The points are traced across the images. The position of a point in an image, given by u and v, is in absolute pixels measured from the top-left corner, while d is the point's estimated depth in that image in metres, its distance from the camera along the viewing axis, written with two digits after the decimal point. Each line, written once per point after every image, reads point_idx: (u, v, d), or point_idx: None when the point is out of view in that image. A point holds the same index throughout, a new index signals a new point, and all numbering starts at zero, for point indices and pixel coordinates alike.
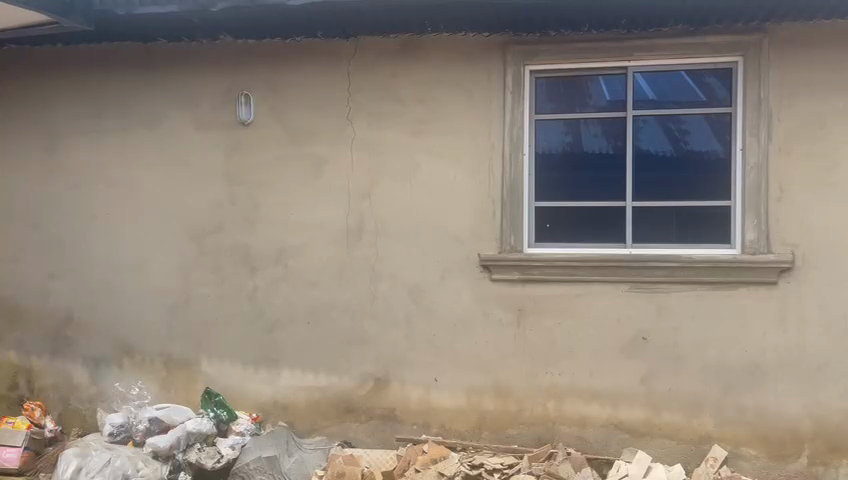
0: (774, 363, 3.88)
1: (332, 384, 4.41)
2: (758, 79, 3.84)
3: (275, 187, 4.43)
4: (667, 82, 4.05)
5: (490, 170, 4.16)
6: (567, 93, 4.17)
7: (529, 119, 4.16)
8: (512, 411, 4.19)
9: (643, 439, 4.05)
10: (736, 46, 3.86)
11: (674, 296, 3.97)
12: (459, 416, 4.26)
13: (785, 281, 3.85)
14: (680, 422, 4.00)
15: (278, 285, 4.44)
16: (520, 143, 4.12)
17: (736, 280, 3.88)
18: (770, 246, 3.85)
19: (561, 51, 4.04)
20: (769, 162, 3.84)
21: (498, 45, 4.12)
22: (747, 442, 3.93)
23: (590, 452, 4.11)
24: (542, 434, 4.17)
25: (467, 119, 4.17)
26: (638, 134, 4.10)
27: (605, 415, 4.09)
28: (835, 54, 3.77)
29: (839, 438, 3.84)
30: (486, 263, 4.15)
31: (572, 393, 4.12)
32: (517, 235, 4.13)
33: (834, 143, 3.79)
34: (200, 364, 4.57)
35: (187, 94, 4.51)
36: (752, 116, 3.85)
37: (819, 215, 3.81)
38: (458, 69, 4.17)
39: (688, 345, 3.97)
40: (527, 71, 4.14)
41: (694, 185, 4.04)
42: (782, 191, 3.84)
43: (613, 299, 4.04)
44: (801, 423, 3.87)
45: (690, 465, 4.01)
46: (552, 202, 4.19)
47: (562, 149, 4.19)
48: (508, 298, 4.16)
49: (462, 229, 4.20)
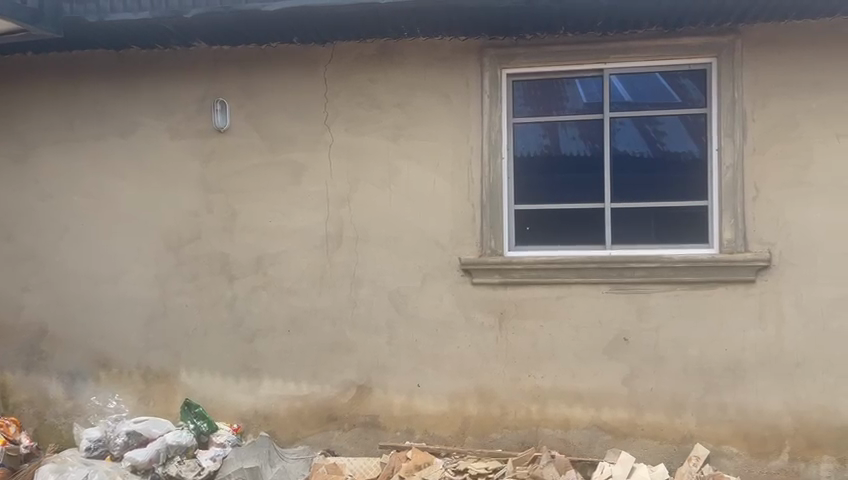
0: (753, 360, 3.92)
1: (315, 393, 4.36)
2: (732, 79, 3.88)
3: (252, 194, 4.38)
4: (642, 84, 4.08)
5: (470, 175, 4.16)
6: (544, 96, 4.18)
7: (507, 122, 4.16)
8: (496, 416, 4.18)
9: (626, 440, 4.06)
10: (710, 48, 3.90)
11: (654, 297, 3.99)
12: (442, 421, 4.23)
13: (763, 279, 3.89)
14: (663, 423, 4.01)
15: (258, 294, 4.39)
16: (498, 147, 4.12)
17: (715, 279, 3.91)
18: (747, 245, 3.89)
19: (538, 54, 4.06)
20: (744, 162, 3.89)
21: (474, 49, 4.13)
22: (728, 440, 3.96)
23: (574, 454, 4.10)
24: (526, 437, 4.16)
25: (446, 124, 4.17)
26: (615, 136, 4.12)
27: (588, 416, 4.09)
28: (806, 55, 3.82)
29: (819, 434, 3.87)
30: (467, 267, 4.13)
31: (555, 396, 4.12)
32: (497, 238, 4.13)
33: (807, 143, 3.84)
34: (179, 375, 4.50)
35: (161, 102, 4.45)
36: (727, 116, 3.89)
37: (793, 213, 3.86)
38: (435, 73, 4.17)
39: (669, 344, 3.99)
40: (504, 74, 4.14)
41: (671, 186, 4.07)
42: (757, 190, 3.89)
43: (594, 301, 4.05)
44: (782, 421, 3.90)
45: (672, 465, 4.02)
46: (532, 205, 4.20)
47: (540, 152, 4.19)
48: (489, 301, 4.16)
49: (443, 234, 4.19)
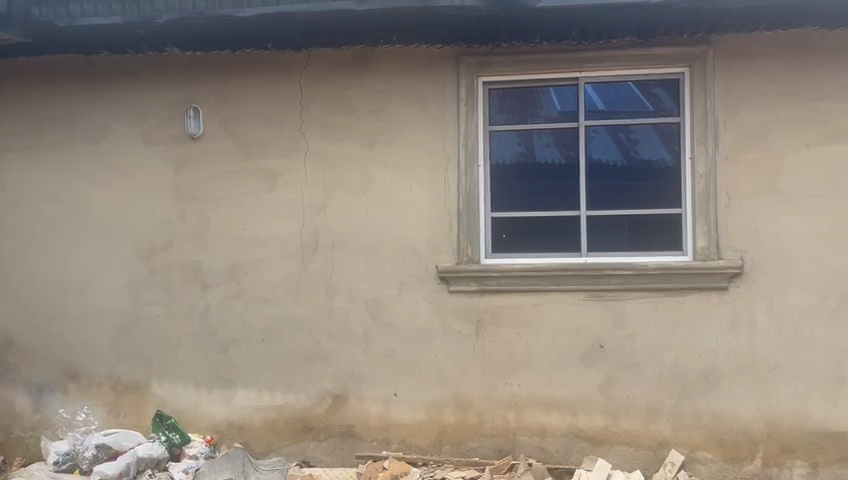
0: (727, 366, 3.96)
1: (290, 403, 4.30)
2: (704, 89, 3.93)
3: (226, 202, 4.32)
4: (615, 92, 4.12)
5: (446, 182, 4.15)
6: (520, 104, 4.20)
7: (483, 130, 4.17)
8: (473, 424, 4.16)
9: (602, 447, 4.07)
10: (682, 58, 3.96)
11: (628, 304, 4.02)
12: (419, 429, 4.21)
13: (735, 286, 3.93)
14: (639, 429, 4.03)
15: (231, 303, 4.33)
16: (475, 155, 4.13)
17: (688, 286, 3.95)
18: (720, 252, 3.93)
19: (513, 63, 4.07)
20: (717, 170, 3.94)
21: (450, 57, 4.13)
22: (703, 446, 3.99)
23: (551, 462, 4.10)
24: (503, 445, 4.14)
25: (422, 132, 4.16)
26: (589, 144, 4.15)
27: (564, 423, 4.10)
28: (776, 65, 3.89)
29: (791, 438, 3.92)
30: (443, 275, 4.12)
31: (532, 404, 4.11)
32: (474, 246, 4.13)
33: (777, 151, 3.90)
34: (150, 386, 4.41)
35: (133, 108, 4.38)
36: (700, 125, 3.94)
37: (765, 221, 3.91)
38: (411, 80, 4.16)
39: (644, 351, 4.01)
40: (480, 82, 4.15)
41: (645, 194, 4.10)
42: (729, 198, 3.94)
43: (570, 308, 4.06)
44: (755, 426, 3.94)
45: (649, 471, 4.04)
46: (508, 212, 4.20)
47: (517, 160, 4.21)
48: (466, 309, 4.14)
49: (420, 242, 4.18)
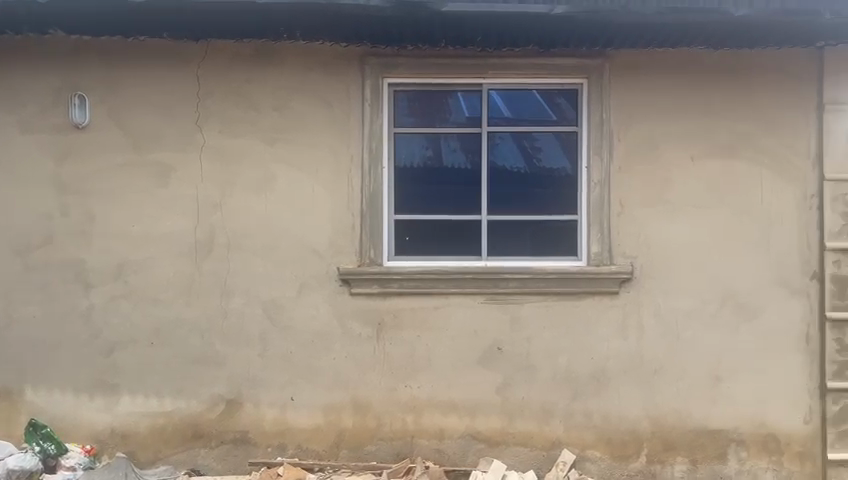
0: (617, 368, 4.11)
1: (180, 409, 4.11)
2: (600, 100, 4.07)
3: (114, 197, 4.08)
4: (519, 100, 4.20)
5: (349, 183, 4.10)
6: (427, 107, 4.20)
7: (388, 132, 4.14)
8: (372, 427, 4.12)
9: (498, 448, 4.13)
10: (581, 69, 4.08)
11: (526, 307, 4.10)
12: (316, 434, 4.12)
13: (626, 291, 4.10)
14: (533, 430, 4.12)
15: (118, 304, 4.09)
16: (379, 156, 4.09)
17: (583, 290, 4.08)
18: (612, 258, 4.09)
19: (419, 66, 4.07)
20: (610, 179, 4.09)
21: (356, 56, 4.08)
22: (593, 445, 4.12)
23: (448, 464, 4.12)
24: (401, 449, 4.13)
25: (326, 132, 4.09)
26: (493, 150, 4.21)
27: (462, 425, 4.13)
28: (666, 81, 4.08)
29: (673, 437, 4.11)
30: (345, 277, 4.06)
31: (430, 406, 4.12)
32: (376, 248, 4.09)
33: (666, 163, 4.09)
34: (24, 393, 4.10)
35: (11, 94, 4.06)
36: (596, 135, 4.08)
37: (653, 229, 4.10)
38: (315, 78, 4.08)
39: (539, 353, 4.11)
40: (386, 83, 4.12)
41: (545, 201, 4.21)
42: (622, 206, 4.10)
43: (469, 311, 4.10)
44: (641, 425, 4.12)
45: (542, 471, 4.13)
46: (412, 215, 4.19)
47: (421, 163, 4.20)
48: (367, 312, 4.10)
49: (321, 243, 4.10)
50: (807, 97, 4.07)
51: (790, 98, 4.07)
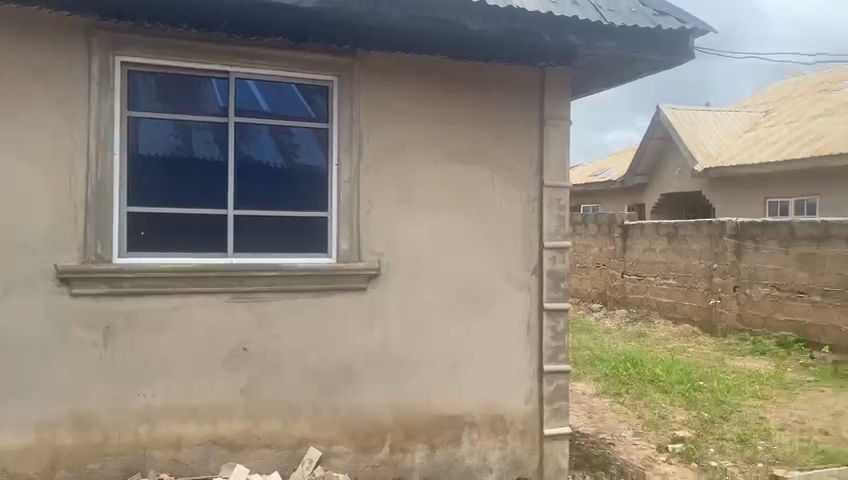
0: (363, 363, 4.19)
1: None
2: (350, 99, 4.11)
3: None
4: (272, 93, 4.06)
5: (71, 171, 3.63)
6: (175, 92, 3.87)
7: (123, 115, 3.74)
8: (96, 443, 3.71)
9: (241, 452, 3.97)
10: (331, 67, 4.07)
11: (273, 305, 3.99)
12: (25, 456, 3.61)
13: (373, 287, 4.19)
14: (278, 431, 4.03)
15: None
16: (109, 142, 3.67)
17: (331, 287, 4.08)
18: (360, 255, 4.16)
19: (160, 46, 3.73)
20: (360, 177, 4.16)
21: (81, 28, 3.62)
22: (338, 440, 4.16)
23: (186, 474, 3.87)
24: (131, 463, 3.78)
25: (42, 111, 3.58)
26: (248, 142, 4.01)
27: (202, 432, 3.89)
28: (412, 85, 4.24)
29: (414, 426, 4.31)
30: (64, 276, 3.59)
31: (166, 414, 3.82)
32: (105, 243, 3.67)
33: (410, 164, 4.27)
34: None
35: None
36: (346, 133, 4.11)
37: (399, 227, 4.25)
38: (29, 48, 3.55)
39: (286, 352, 4.02)
40: (119, 63, 3.71)
41: (299, 198, 4.12)
42: (370, 204, 4.18)
43: (212, 310, 3.88)
44: (385, 417, 4.25)
45: (287, 471, 4.07)
46: (149, 207, 3.83)
47: (164, 152, 3.86)
48: (91, 314, 3.67)
49: (34, 237, 3.58)
50: (531, 110, 4.52)
51: (518, 110, 4.48)
